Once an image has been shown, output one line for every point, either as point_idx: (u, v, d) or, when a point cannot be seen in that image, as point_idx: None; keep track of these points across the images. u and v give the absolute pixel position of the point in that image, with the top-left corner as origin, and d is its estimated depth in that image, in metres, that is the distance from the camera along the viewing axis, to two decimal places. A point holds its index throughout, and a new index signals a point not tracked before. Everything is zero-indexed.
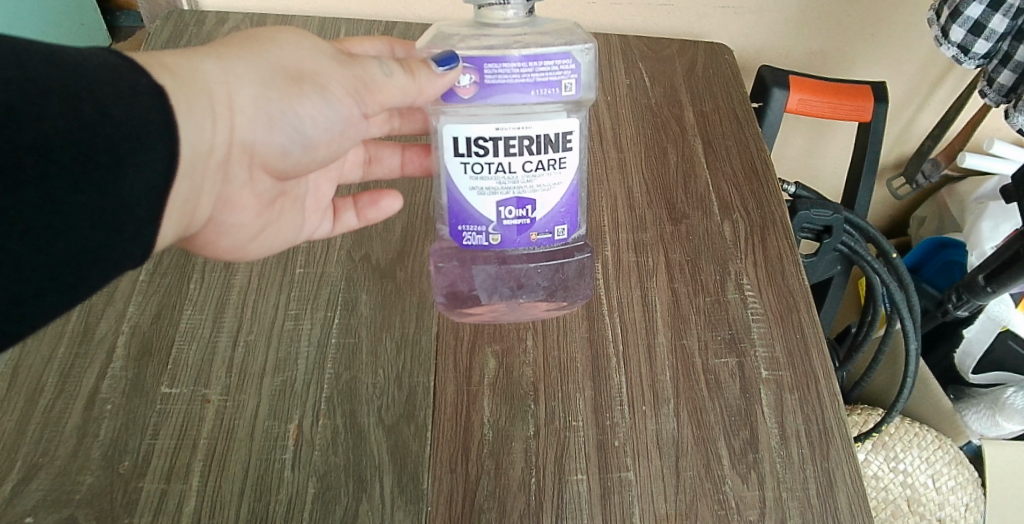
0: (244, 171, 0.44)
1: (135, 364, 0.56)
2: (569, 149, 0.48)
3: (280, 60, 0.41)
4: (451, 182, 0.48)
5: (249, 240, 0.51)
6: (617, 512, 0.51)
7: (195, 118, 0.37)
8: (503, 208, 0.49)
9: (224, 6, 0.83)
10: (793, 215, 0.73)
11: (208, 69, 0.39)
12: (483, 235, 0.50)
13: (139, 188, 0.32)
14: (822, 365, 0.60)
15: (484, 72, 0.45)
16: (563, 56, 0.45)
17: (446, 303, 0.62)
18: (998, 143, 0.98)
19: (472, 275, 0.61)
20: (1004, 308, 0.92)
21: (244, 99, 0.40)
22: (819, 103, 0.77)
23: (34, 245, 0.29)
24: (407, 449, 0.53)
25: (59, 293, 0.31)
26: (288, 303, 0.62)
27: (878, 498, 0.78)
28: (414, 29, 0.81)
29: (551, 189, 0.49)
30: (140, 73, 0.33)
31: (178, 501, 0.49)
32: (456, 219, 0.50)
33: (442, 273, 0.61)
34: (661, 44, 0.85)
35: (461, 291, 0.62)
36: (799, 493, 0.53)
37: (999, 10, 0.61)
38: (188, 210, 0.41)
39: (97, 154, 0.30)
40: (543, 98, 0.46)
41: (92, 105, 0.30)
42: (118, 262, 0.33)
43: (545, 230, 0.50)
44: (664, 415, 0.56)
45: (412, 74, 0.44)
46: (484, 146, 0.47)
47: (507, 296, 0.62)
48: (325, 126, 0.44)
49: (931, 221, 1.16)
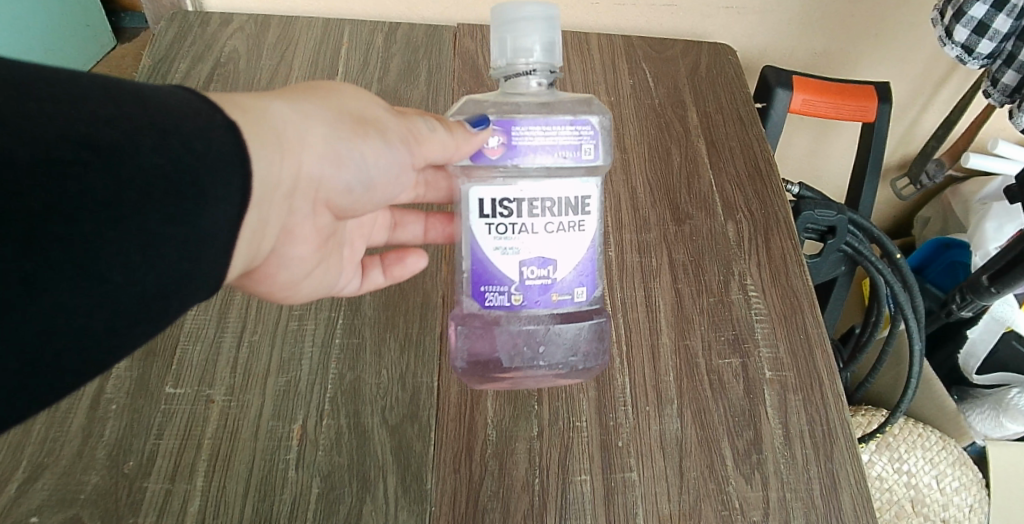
0: (306, 207, 0.44)
1: (140, 364, 0.56)
2: (588, 213, 0.47)
3: (344, 107, 0.43)
4: (474, 243, 0.46)
5: (297, 282, 0.50)
6: (621, 512, 0.52)
7: (269, 152, 0.36)
8: (526, 267, 0.46)
9: (227, 7, 0.84)
10: (797, 214, 0.73)
11: (277, 109, 0.39)
12: (505, 296, 0.46)
13: (219, 220, 0.32)
14: (826, 365, 0.60)
15: (512, 134, 0.44)
16: (583, 122, 0.45)
17: (466, 370, 0.54)
18: (1003, 143, 0.98)
19: (495, 336, 0.51)
20: (1008, 308, 0.92)
21: (315, 136, 0.40)
22: (824, 103, 0.77)
23: (132, 275, 0.29)
24: (411, 448, 0.53)
25: (148, 323, 0.31)
26: (292, 302, 0.61)
27: (882, 499, 0.78)
28: (418, 29, 0.81)
29: (574, 250, 0.46)
30: (217, 110, 0.33)
31: (183, 501, 0.50)
32: (478, 279, 0.46)
33: (464, 335, 0.52)
34: (664, 44, 0.84)
35: (483, 357, 0.52)
36: (802, 494, 0.54)
37: (1003, 10, 0.60)
38: (255, 243, 0.40)
39: (185, 187, 0.30)
40: (565, 161, 0.45)
41: (180, 141, 0.30)
42: (199, 292, 0.33)
43: (566, 291, 0.47)
44: (667, 416, 0.57)
45: (451, 130, 0.44)
46: (508, 207, 0.45)
47: (530, 367, 0.51)
48: (383, 169, 0.45)
49: (936, 221, 1.15)
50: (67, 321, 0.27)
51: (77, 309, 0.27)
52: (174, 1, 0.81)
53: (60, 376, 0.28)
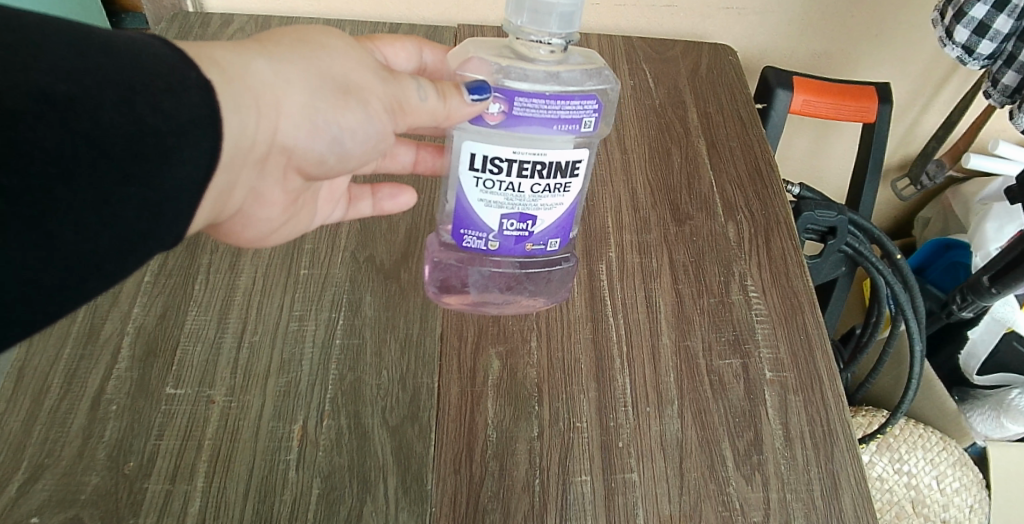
0: (278, 170, 0.44)
1: (140, 364, 0.56)
2: (575, 175, 0.49)
3: (331, 70, 0.41)
4: (460, 192, 0.49)
5: (266, 235, 0.50)
6: (621, 512, 0.51)
7: (242, 118, 0.36)
8: (507, 220, 0.50)
9: (229, 9, 0.84)
10: (798, 215, 0.73)
11: (258, 69, 0.38)
12: (483, 241, 0.51)
13: (180, 180, 0.32)
14: (827, 365, 0.60)
15: (514, 103, 0.45)
16: (589, 97, 0.45)
17: (436, 292, 0.63)
18: (1003, 143, 0.98)
19: (467, 273, 0.61)
20: (1009, 309, 0.91)
21: (293, 105, 0.39)
22: (824, 103, 0.77)
23: (85, 233, 0.29)
24: (412, 450, 0.53)
25: (101, 279, 0.31)
26: (293, 303, 0.61)
27: (882, 499, 0.78)
28: (420, 31, 0.81)
29: (553, 208, 0.50)
30: (191, 67, 0.33)
31: (183, 502, 0.50)
32: (459, 223, 0.51)
33: (439, 266, 0.62)
34: (665, 44, 0.84)
35: (453, 284, 0.62)
36: (803, 495, 0.53)
37: (1004, 10, 0.60)
38: (221, 204, 0.41)
39: (147, 147, 0.30)
40: (564, 133, 0.46)
41: (146, 98, 0.30)
42: (157, 249, 0.33)
43: (540, 242, 0.52)
44: (668, 416, 0.57)
45: (443, 99, 0.44)
46: (499, 165, 0.47)
47: (491, 299, 0.62)
48: (364, 138, 0.44)
49: (936, 221, 1.16)
50: (19, 274, 0.27)
51: (24, 265, 0.27)
52: (175, 2, 0.81)
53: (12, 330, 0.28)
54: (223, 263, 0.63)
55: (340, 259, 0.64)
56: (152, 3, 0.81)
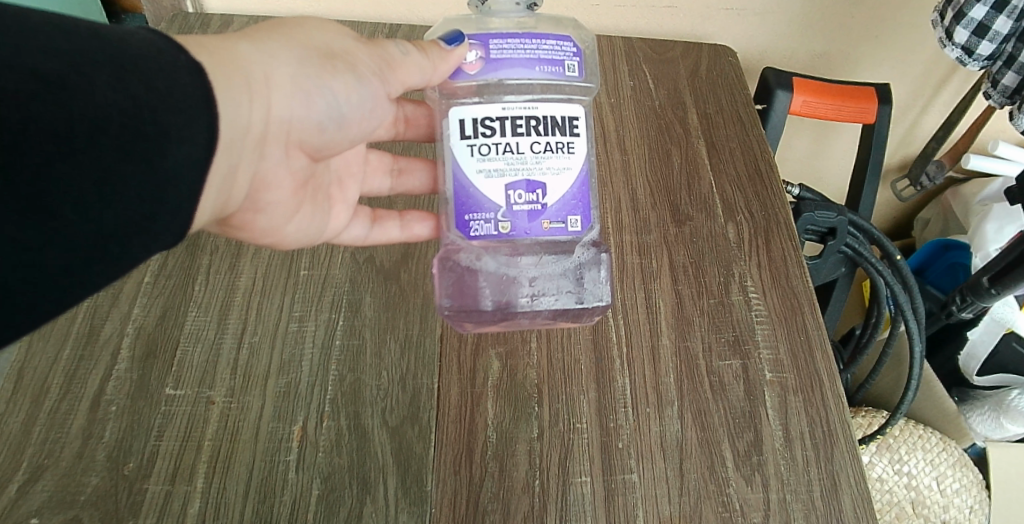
0: (280, 151, 0.44)
1: (140, 365, 0.56)
2: (575, 134, 0.47)
3: (312, 42, 0.43)
4: (456, 167, 0.45)
5: (280, 226, 0.49)
6: (621, 513, 0.52)
7: (234, 94, 0.37)
8: (512, 191, 0.45)
9: (229, 9, 0.84)
10: (798, 216, 0.73)
11: (243, 50, 0.39)
12: (492, 223, 0.45)
13: (182, 161, 0.32)
14: (827, 368, 0.60)
15: (490, 47, 0.44)
16: (566, 39, 0.46)
17: (451, 311, 0.52)
18: (1003, 144, 0.97)
19: (480, 266, 0.50)
20: (1009, 310, 0.91)
21: (282, 76, 0.40)
22: (824, 104, 0.77)
23: (86, 212, 0.29)
24: (411, 450, 0.53)
25: (106, 265, 0.31)
26: (292, 303, 0.61)
27: (881, 500, 0.79)
28: (419, 33, 0.80)
29: (561, 173, 0.46)
30: (180, 51, 0.33)
31: (183, 501, 0.50)
32: (462, 207, 0.45)
33: (448, 272, 0.51)
34: (664, 45, 0.83)
35: (468, 296, 0.51)
36: (803, 495, 0.54)
37: (1003, 12, 0.60)
38: (226, 189, 0.40)
39: (145, 124, 0.30)
40: (548, 76, 0.44)
41: (138, 78, 0.30)
42: (162, 236, 0.33)
43: (558, 218, 0.46)
44: (667, 417, 0.57)
45: (426, 51, 0.45)
46: (491, 126, 0.45)
47: (519, 306, 0.50)
48: (357, 104, 0.44)
49: (936, 222, 1.16)
50: (20, 259, 0.27)
51: (27, 247, 0.27)
52: (174, 3, 0.81)
53: (14, 313, 0.28)
54: (222, 263, 0.63)
55: (340, 259, 0.64)
56: (151, 3, 0.81)
